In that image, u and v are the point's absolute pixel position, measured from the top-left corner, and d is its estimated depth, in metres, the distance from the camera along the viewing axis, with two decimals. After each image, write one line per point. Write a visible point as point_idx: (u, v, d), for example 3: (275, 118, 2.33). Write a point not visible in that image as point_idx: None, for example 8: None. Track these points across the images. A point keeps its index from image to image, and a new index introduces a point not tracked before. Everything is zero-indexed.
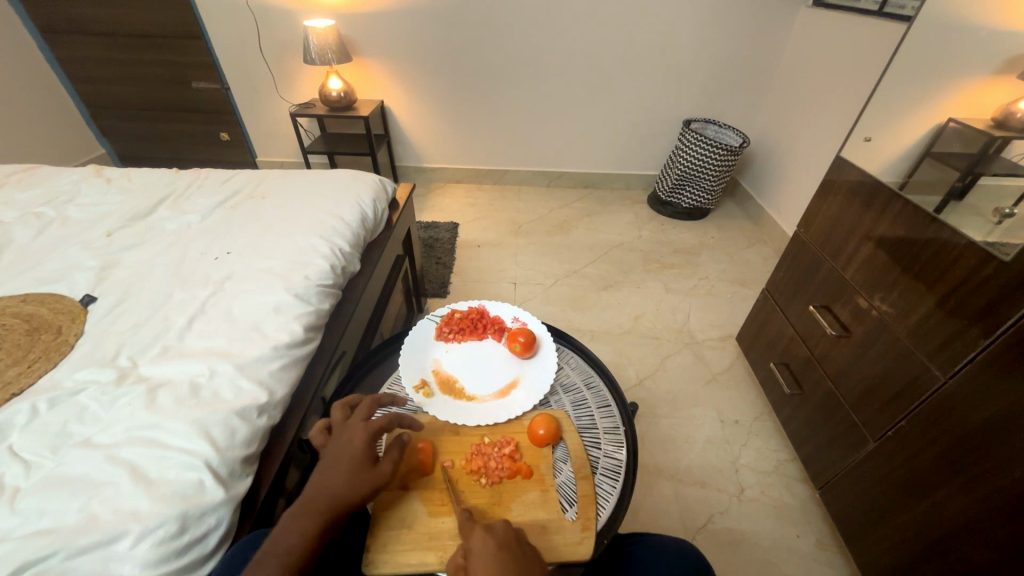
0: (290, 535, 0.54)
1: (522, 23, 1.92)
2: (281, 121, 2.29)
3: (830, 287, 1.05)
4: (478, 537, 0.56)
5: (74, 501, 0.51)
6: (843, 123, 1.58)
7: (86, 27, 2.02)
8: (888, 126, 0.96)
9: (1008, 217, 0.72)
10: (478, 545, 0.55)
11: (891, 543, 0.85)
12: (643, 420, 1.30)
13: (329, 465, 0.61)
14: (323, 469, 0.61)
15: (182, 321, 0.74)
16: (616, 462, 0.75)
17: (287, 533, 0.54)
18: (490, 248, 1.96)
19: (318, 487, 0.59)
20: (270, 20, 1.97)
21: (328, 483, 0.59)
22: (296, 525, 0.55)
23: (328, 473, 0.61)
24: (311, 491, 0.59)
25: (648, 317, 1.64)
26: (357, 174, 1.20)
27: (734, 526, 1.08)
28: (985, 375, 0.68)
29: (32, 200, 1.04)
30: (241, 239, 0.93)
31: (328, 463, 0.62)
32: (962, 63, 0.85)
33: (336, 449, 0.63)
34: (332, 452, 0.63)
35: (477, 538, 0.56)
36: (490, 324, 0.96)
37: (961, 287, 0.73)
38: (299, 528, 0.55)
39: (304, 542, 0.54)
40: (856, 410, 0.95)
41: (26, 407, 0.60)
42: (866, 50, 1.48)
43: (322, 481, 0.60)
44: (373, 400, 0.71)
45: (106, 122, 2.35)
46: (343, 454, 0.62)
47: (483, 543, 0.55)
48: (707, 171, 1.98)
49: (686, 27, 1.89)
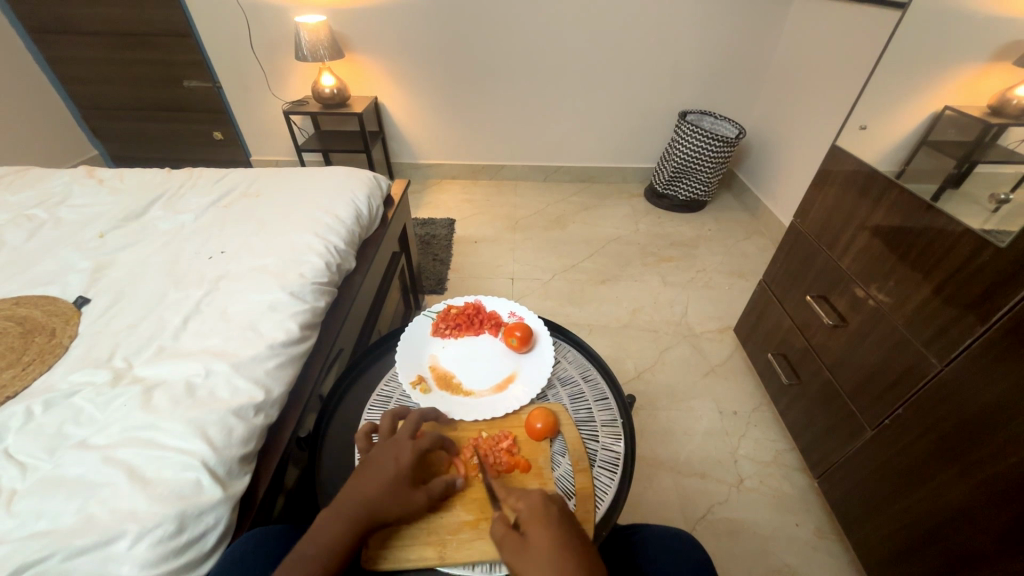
0: (324, 541, 0.55)
1: (514, 17, 1.91)
2: (275, 119, 2.28)
3: (827, 278, 1.04)
4: (538, 501, 0.58)
5: (71, 503, 0.51)
6: (838, 113, 1.58)
7: (75, 26, 2.00)
8: (884, 114, 0.96)
9: (1004, 204, 0.71)
10: (536, 510, 0.57)
11: (890, 530, 0.86)
12: (641, 413, 1.30)
13: (369, 476, 0.60)
14: (363, 479, 0.60)
15: (177, 321, 0.74)
16: (614, 455, 0.75)
17: (320, 541, 0.54)
18: (487, 244, 1.96)
19: (356, 499, 0.58)
20: (261, 17, 1.95)
21: (365, 496, 0.59)
22: (329, 532, 0.55)
23: (368, 483, 0.60)
24: (347, 499, 0.58)
25: (646, 310, 1.64)
26: (351, 172, 1.19)
27: (734, 515, 1.08)
28: (981, 361, 0.68)
29: (23, 202, 1.03)
30: (236, 238, 0.93)
31: (368, 475, 0.60)
32: (957, 53, 0.85)
33: (378, 462, 0.62)
34: (376, 465, 0.61)
35: (535, 502, 0.58)
36: (486, 319, 0.96)
37: (957, 274, 0.73)
38: (333, 538, 0.55)
39: (337, 552, 0.54)
40: (853, 399, 0.95)
41: (21, 410, 0.60)
42: (862, 39, 1.47)
43: (359, 491, 0.59)
44: (419, 417, 0.70)
45: (98, 123, 2.33)
46: (386, 471, 0.60)
47: (544, 507, 0.57)
48: (703, 163, 1.97)
49: (680, 18, 1.88)
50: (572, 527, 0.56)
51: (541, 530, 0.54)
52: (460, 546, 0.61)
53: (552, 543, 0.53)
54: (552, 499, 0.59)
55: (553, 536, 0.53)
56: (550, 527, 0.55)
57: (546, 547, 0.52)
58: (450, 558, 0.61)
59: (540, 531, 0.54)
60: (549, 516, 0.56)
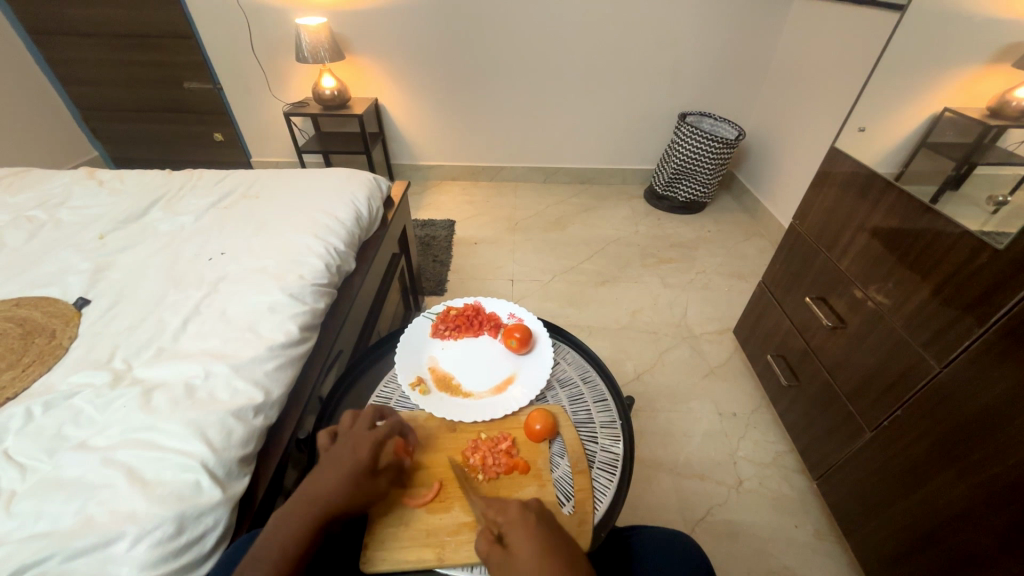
0: (282, 537, 0.55)
1: (514, 20, 1.92)
2: (276, 120, 2.28)
3: (826, 280, 1.05)
4: (518, 511, 0.59)
5: (71, 503, 0.51)
6: (837, 114, 1.58)
7: (76, 28, 2.00)
8: (883, 117, 0.96)
9: (1002, 206, 0.71)
10: (517, 521, 0.57)
11: (888, 532, 0.86)
12: (641, 414, 1.30)
13: (329, 469, 0.61)
14: (323, 473, 0.61)
15: (177, 323, 0.74)
16: (613, 456, 0.75)
17: (278, 536, 0.55)
18: (487, 245, 1.96)
19: (315, 492, 0.59)
20: (262, 18, 1.96)
21: (324, 490, 0.59)
22: (287, 528, 0.55)
23: (327, 478, 0.60)
24: (307, 494, 0.59)
25: (646, 311, 1.64)
26: (351, 173, 1.20)
27: (734, 517, 1.08)
28: (979, 363, 0.68)
29: (24, 204, 1.04)
30: (236, 240, 0.93)
31: (328, 468, 0.61)
32: (956, 55, 0.85)
33: (338, 455, 0.63)
34: (336, 457, 0.62)
35: (516, 514, 0.58)
36: (486, 320, 0.96)
37: (955, 276, 0.73)
38: (290, 533, 0.55)
39: (294, 547, 0.54)
40: (852, 401, 0.95)
41: (21, 411, 0.60)
42: (861, 41, 1.47)
43: (320, 484, 0.60)
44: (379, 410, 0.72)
45: (98, 125, 2.33)
46: (345, 461, 0.62)
47: (524, 517, 0.58)
48: (703, 165, 1.97)
49: (679, 20, 1.88)
50: (554, 530, 0.57)
51: (524, 538, 0.55)
52: (458, 548, 0.61)
53: (536, 551, 0.54)
54: (530, 508, 0.60)
55: (537, 547, 0.54)
56: (532, 532, 0.56)
57: (529, 554, 0.53)
58: (449, 560, 0.60)
59: (522, 540, 0.55)
60: (530, 525, 0.57)
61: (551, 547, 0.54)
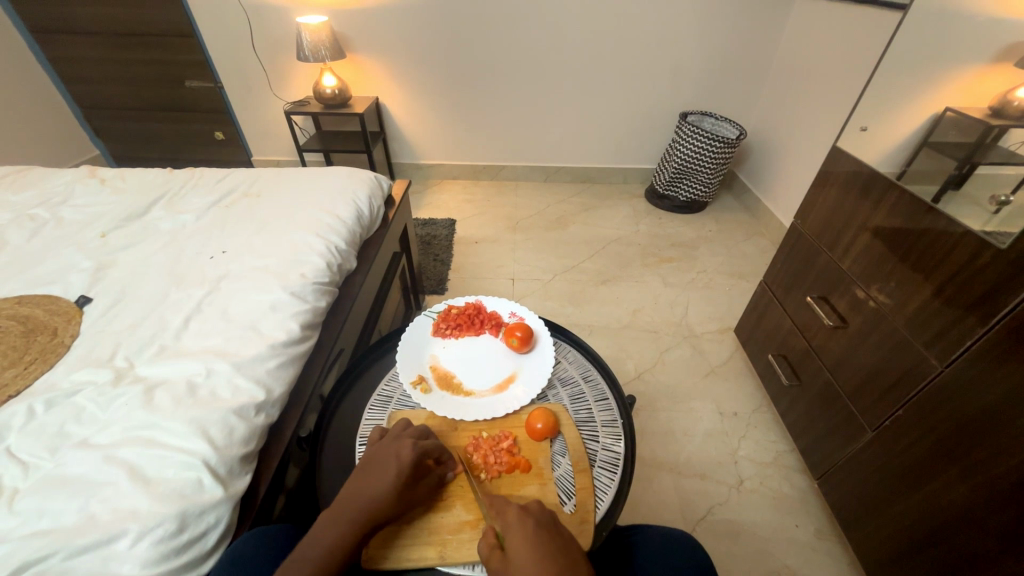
0: (326, 541, 0.56)
1: (516, 19, 1.91)
2: (276, 119, 2.28)
3: (828, 279, 1.04)
4: (515, 517, 0.59)
5: (73, 501, 0.51)
6: (839, 114, 1.58)
7: (77, 26, 2.01)
8: (885, 116, 0.96)
9: (1004, 206, 0.71)
10: (515, 526, 0.58)
11: (889, 531, 0.86)
12: (641, 414, 1.30)
13: (372, 475, 0.61)
14: (365, 478, 0.61)
15: (178, 321, 0.74)
16: (614, 455, 0.75)
17: (322, 541, 0.55)
18: (487, 244, 1.96)
19: (358, 496, 0.60)
20: (263, 17, 1.96)
21: (367, 495, 0.60)
22: (330, 533, 0.56)
23: (369, 483, 0.61)
24: (349, 499, 0.59)
25: (647, 311, 1.64)
26: (352, 172, 1.20)
27: (734, 517, 1.08)
28: (981, 363, 0.68)
29: (26, 202, 1.04)
30: (237, 238, 0.93)
31: (370, 474, 0.62)
32: (958, 55, 0.85)
33: (381, 461, 0.63)
34: (378, 463, 0.63)
35: (514, 519, 0.58)
36: (487, 319, 0.96)
37: (957, 276, 0.73)
38: (334, 539, 0.56)
39: (338, 552, 0.55)
40: (854, 400, 0.95)
41: (23, 409, 0.60)
42: (863, 40, 1.47)
43: (362, 490, 0.60)
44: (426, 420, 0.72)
45: (99, 123, 2.34)
46: (387, 468, 0.62)
47: (523, 524, 0.57)
48: (703, 164, 1.97)
49: (680, 20, 1.88)
50: (554, 536, 0.57)
51: (522, 544, 0.55)
52: (460, 545, 0.62)
53: (535, 560, 0.53)
54: (529, 512, 0.59)
55: (534, 555, 0.54)
56: (530, 539, 0.56)
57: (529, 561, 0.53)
58: (451, 557, 0.61)
59: (521, 546, 0.55)
60: (529, 532, 0.56)
61: (552, 556, 0.54)
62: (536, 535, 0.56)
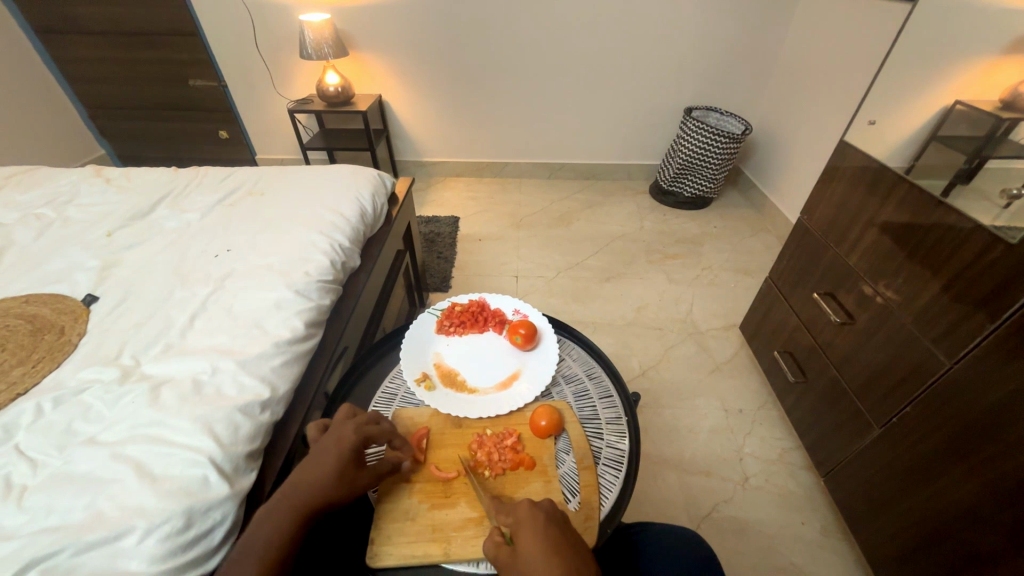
0: (269, 530, 0.55)
1: (519, 14, 1.90)
2: (280, 117, 2.29)
3: (835, 274, 1.03)
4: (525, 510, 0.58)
5: (82, 498, 0.52)
6: (847, 107, 1.56)
7: (81, 26, 2.01)
8: (893, 110, 0.94)
9: (1015, 199, 0.69)
10: (525, 520, 0.56)
11: (896, 529, 0.85)
12: (646, 411, 1.30)
13: (314, 461, 0.61)
14: (307, 465, 0.61)
15: (184, 319, 0.74)
16: (619, 453, 0.75)
17: (262, 531, 0.54)
18: (491, 242, 1.96)
19: (300, 483, 0.59)
20: (266, 15, 1.96)
21: (310, 482, 0.59)
22: (272, 520, 0.55)
23: (312, 470, 0.60)
24: (291, 486, 0.59)
25: (651, 308, 1.63)
26: (355, 169, 1.20)
27: (739, 514, 1.08)
28: (990, 360, 0.67)
29: (33, 201, 1.05)
30: (241, 237, 0.93)
31: (312, 460, 0.61)
32: (970, 46, 0.83)
33: (322, 447, 0.62)
34: (320, 449, 0.62)
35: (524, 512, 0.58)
36: (491, 317, 0.96)
37: (969, 270, 0.71)
38: (276, 527, 0.55)
39: (280, 540, 0.54)
40: (861, 397, 0.94)
41: (32, 407, 0.61)
42: (871, 32, 1.45)
43: (305, 477, 0.59)
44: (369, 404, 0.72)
45: (104, 123, 2.35)
46: (327, 456, 0.61)
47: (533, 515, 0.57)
48: (708, 160, 1.95)
49: (684, 13, 1.86)
50: (565, 532, 0.56)
51: (532, 538, 0.54)
52: (465, 542, 0.62)
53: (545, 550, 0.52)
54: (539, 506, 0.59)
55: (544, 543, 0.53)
56: (540, 533, 0.54)
57: (541, 558, 0.52)
58: (455, 554, 0.61)
59: (532, 542, 0.54)
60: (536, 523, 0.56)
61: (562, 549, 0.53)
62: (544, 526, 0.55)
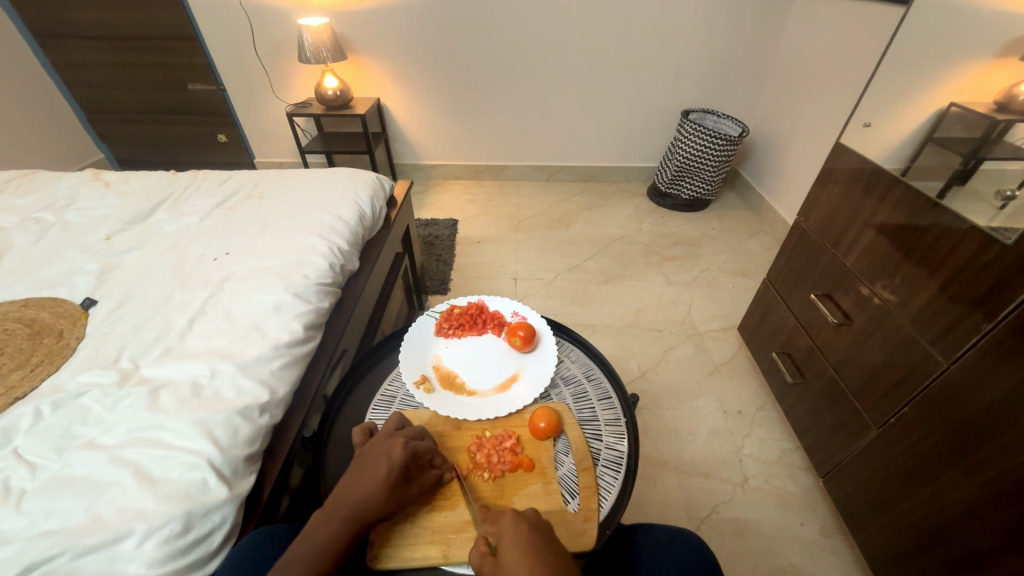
0: (319, 540, 0.55)
1: (516, 18, 1.91)
2: (279, 121, 2.29)
3: (832, 276, 1.04)
4: (510, 522, 0.58)
5: (80, 501, 0.51)
6: (843, 110, 1.57)
7: (80, 31, 2.02)
8: (889, 112, 0.95)
9: (1010, 200, 0.70)
10: (511, 531, 0.56)
11: (895, 529, 0.85)
12: (645, 412, 1.30)
13: (364, 472, 0.61)
14: (358, 477, 0.61)
15: (183, 322, 0.74)
16: (618, 454, 0.75)
17: (313, 540, 0.55)
18: (490, 244, 1.96)
19: (350, 495, 0.60)
20: (265, 20, 1.97)
21: (360, 494, 0.60)
22: (322, 531, 0.56)
23: (363, 482, 0.61)
24: (342, 498, 0.60)
25: (650, 310, 1.64)
26: (354, 172, 1.20)
27: (739, 516, 1.08)
28: (987, 360, 0.68)
29: (32, 205, 1.05)
30: (240, 240, 0.94)
31: (363, 472, 0.62)
32: (963, 48, 0.84)
33: (372, 460, 0.63)
34: (370, 461, 0.63)
35: (508, 524, 0.57)
36: (490, 319, 0.96)
37: (965, 270, 0.72)
38: (325, 537, 0.55)
39: (330, 550, 0.55)
40: (859, 398, 0.94)
41: (30, 410, 0.61)
42: (866, 35, 1.46)
43: (356, 488, 0.60)
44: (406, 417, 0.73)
45: (103, 127, 2.35)
46: (377, 468, 0.61)
47: (517, 526, 0.57)
48: (705, 162, 1.96)
49: (681, 17, 1.87)
50: (555, 543, 0.56)
51: (519, 549, 0.54)
52: (465, 545, 0.62)
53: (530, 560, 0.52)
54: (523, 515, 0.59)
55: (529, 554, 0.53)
56: (529, 545, 0.54)
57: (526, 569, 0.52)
58: (454, 557, 0.61)
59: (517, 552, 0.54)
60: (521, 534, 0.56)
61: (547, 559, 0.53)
62: (530, 537, 0.55)
